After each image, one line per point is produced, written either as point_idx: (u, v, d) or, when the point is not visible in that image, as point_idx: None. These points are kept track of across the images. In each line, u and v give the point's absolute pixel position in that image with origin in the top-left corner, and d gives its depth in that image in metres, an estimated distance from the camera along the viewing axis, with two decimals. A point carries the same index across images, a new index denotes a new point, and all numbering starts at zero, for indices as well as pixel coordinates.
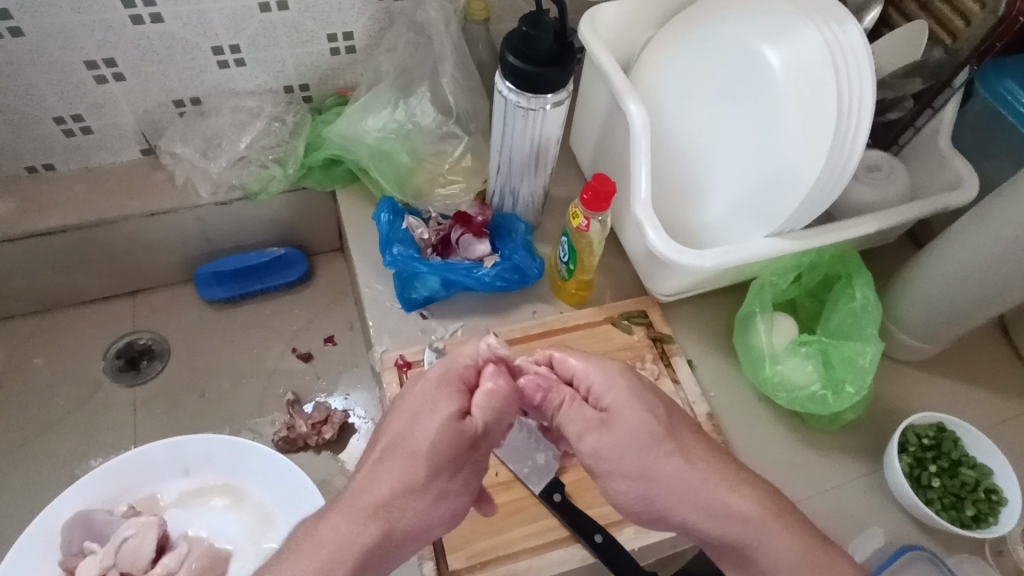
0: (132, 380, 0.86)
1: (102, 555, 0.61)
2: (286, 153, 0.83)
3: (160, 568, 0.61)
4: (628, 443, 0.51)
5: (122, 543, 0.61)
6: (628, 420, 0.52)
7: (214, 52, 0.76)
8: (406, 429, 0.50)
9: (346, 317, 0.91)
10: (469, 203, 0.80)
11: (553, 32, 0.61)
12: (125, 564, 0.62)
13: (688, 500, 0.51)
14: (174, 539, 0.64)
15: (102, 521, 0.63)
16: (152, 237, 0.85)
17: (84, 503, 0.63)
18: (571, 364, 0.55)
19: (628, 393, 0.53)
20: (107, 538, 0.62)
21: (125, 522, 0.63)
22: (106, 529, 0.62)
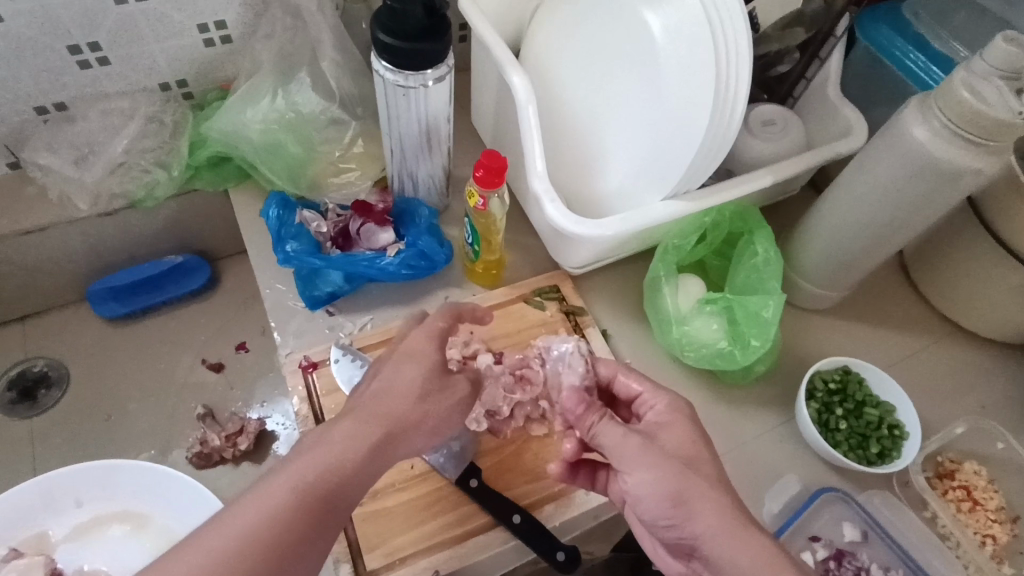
0: (28, 411, 0.80)
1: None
2: (169, 154, 0.78)
3: None
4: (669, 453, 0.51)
5: None
6: (674, 436, 0.53)
7: (71, 52, 0.70)
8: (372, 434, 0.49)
9: (259, 322, 0.88)
10: (369, 192, 0.77)
11: (422, 4, 0.57)
12: None
13: (695, 508, 0.48)
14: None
15: None
16: (31, 257, 0.79)
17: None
18: (635, 387, 0.59)
19: (683, 413, 0.55)
20: None
21: (4, 567, 0.58)
22: None
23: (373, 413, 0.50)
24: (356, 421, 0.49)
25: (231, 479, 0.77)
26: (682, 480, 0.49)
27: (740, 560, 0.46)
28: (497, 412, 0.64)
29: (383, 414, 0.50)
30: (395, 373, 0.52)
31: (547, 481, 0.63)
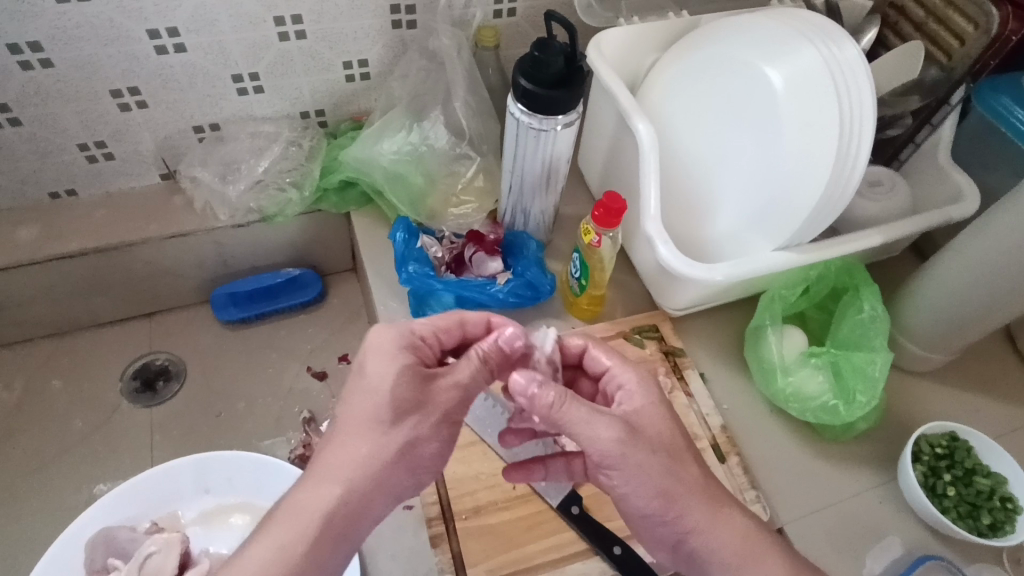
0: (149, 401, 0.87)
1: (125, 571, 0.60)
2: (302, 175, 0.85)
3: None
4: (654, 447, 0.52)
5: (145, 561, 0.61)
6: (654, 424, 0.54)
7: (234, 80, 0.78)
8: (346, 450, 0.49)
9: (361, 336, 0.93)
10: (482, 222, 0.82)
11: (563, 57, 0.64)
12: None
13: (680, 506, 0.52)
14: (196, 556, 0.64)
15: (125, 539, 0.62)
16: (171, 260, 0.87)
17: (101, 524, 0.63)
18: (604, 361, 0.60)
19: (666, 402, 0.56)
20: (131, 555, 0.62)
21: (147, 539, 0.63)
22: (130, 547, 0.62)
23: (367, 418, 0.50)
24: (355, 430, 0.50)
25: None
26: (669, 490, 0.52)
27: (733, 553, 0.51)
28: None
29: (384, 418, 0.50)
30: (378, 378, 0.51)
31: None
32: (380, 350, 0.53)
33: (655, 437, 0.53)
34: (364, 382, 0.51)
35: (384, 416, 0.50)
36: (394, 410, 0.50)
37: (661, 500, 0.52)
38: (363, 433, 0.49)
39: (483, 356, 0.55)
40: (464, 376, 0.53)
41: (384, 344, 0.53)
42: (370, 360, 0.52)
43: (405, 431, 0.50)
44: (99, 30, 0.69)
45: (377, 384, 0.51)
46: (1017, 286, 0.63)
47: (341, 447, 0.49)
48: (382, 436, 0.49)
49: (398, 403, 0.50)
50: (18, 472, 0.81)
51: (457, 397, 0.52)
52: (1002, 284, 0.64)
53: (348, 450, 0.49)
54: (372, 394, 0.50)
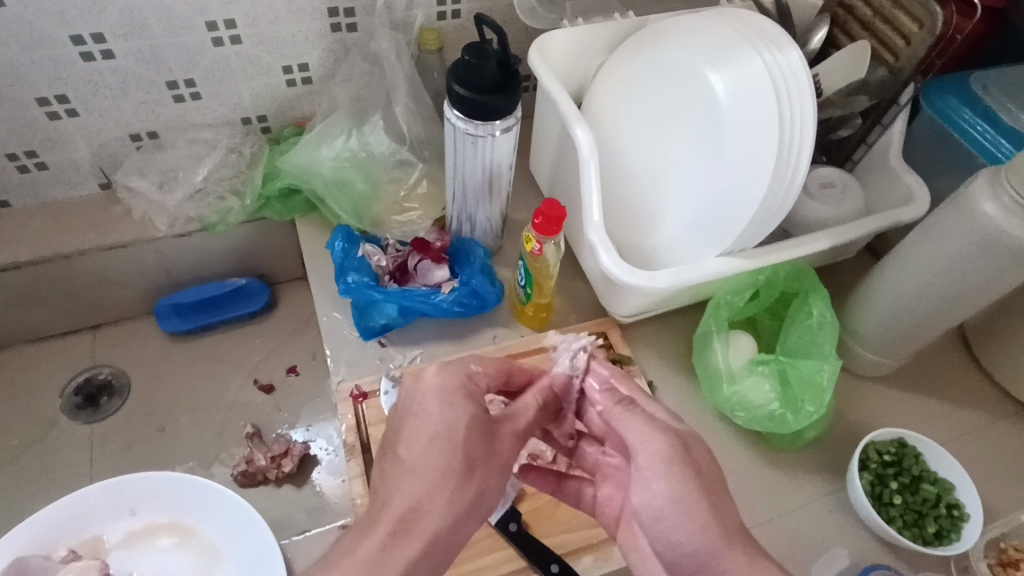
0: (90, 417, 0.84)
1: None
2: (243, 183, 0.83)
3: None
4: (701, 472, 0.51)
5: None
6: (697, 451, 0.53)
7: (169, 87, 0.76)
8: (417, 496, 0.48)
9: (310, 347, 0.91)
10: (429, 229, 0.80)
11: (496, 61, 0.62)
12: None
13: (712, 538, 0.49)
14: None
15: (38, 566, 0.59)
16: (110, 271, 0.84)
17: (16, 551, 0.60)
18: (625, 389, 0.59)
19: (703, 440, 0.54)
20: None
21: (63, 567, 0.60)
22: (43, 573, 0.59)
23: (439, 463, 0.49)
24: (430, 470, 0.49)
25: (271, 500, 0.78)
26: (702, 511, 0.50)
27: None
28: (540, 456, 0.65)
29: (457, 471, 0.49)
30: (448, 422, 0.51)
31: (586, 532, 0.62)
32: (454, 393, 0.53)
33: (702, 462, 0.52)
34: (443, 425, 0.51)
35: (455, 463, 0.49)
36: (457, 451, 0.50)
37: (692, 526, 0.50)
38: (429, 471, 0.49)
39: (529, 403, 0.58)
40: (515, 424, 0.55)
41: (457, 390, 0.53)
42: (446, 403, 0.52)
43: (478, 481, 0.49)
44: (20, 35, 0.67)
45: (448, 427, 0.51)
46: (961, 292, 0.62)
47: (410, 491, 0.48)
48: (453, 487, 0.49)
49: (471, 450, 0.50)
50: None
51: (517, 445, 0.54)
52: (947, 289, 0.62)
53: (418, 488, 0.48)
54: (442, 438, 0.50)
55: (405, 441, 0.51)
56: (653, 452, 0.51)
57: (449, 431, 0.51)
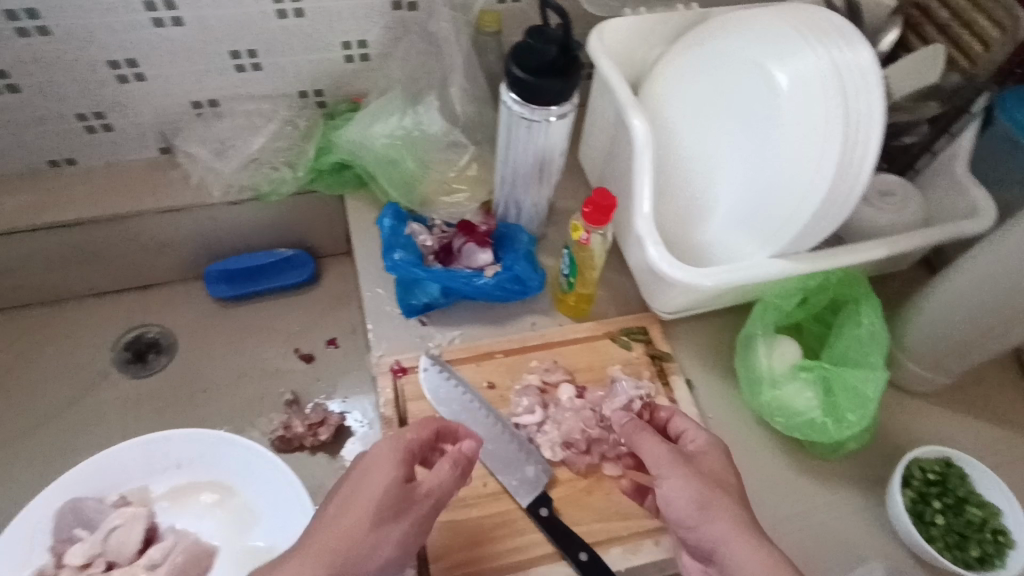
0: (138, 373, 0.87)
1: (89, 542, 0.60)
2: (297, 156, 0.84)
3: (145, 559, 0.61)
4: (711, 471, 0.56)
5: (110, 533, 0.61)
6: (705, 460, 0.57)
7: (232, 56, 0.77)
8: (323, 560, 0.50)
9: (350, 321, 0.93)
10: (474, 212, 0.81)
11: (558, 45, 0.61)
12: (113, 554, 0.61)
13: (711, 517, 0.53)
14: (161, 532, 0.63)
15: (92, 510, 0.62)
16: (165, 234, 0.87)
17: (71, 495, 0.63)
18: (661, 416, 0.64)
19: (717, 447, 0.59)
20: (96, 526, 0.62)
21: (113, 512, 0.62)
22: (96, 517, 0.62)
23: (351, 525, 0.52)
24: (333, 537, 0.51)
25: (306, 467, 0.80)
26: (709, 502, 0.54)
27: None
28: (573, 444, 0.65)
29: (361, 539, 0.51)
30: (364, 487, 0.53)
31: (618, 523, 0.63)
32: (370, 461, 0.55)
33: (708, 466, 0.57)
34: (360, 487, 0.53)
35: (362, 524, 0.52)
36: (380, 513, 0.52)
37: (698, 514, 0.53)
38: (342, 527, 0.52)
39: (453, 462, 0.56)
40: (433, 486, 0.55)
41: (375, 458, 0.55)
42: (362, 468, 0.55)
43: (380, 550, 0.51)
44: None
45: (366, 492, 0.53)
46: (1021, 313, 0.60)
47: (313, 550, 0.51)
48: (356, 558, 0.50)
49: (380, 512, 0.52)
50: (6, 434, 0.82)
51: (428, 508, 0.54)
52: (1006, 308, 0.61)
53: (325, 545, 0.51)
54: (360, 500, 0.53)
55: (336, 501, 0.54)
56: (665, 455, 0.57)
57: (361, 500, 0.53)
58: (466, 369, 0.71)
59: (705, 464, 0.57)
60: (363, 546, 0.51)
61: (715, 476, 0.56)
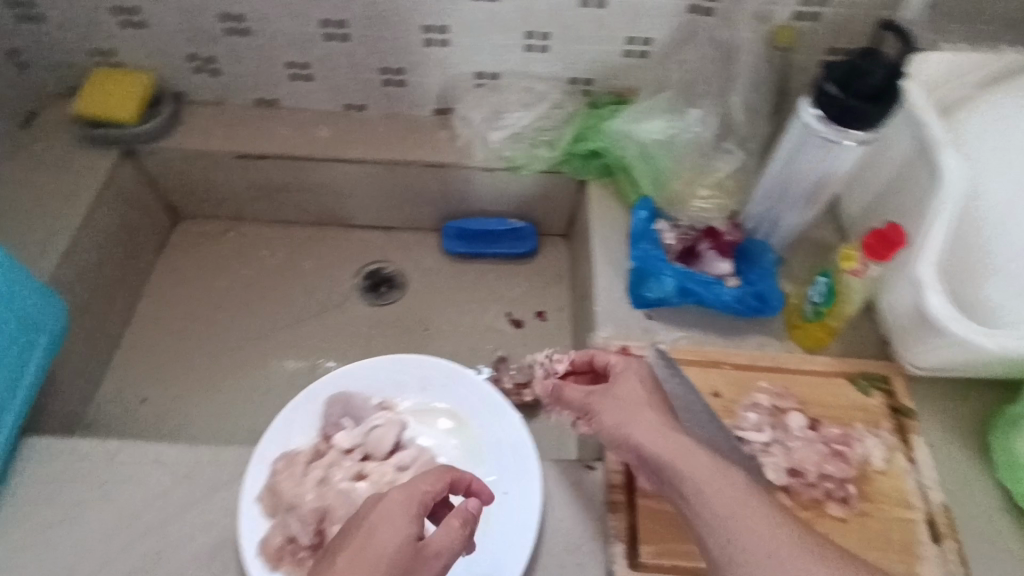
0: (374, 301, 0.99)
1: (354, 434, 0.67)
2: (557, 137, 0.90)
3: (396, 460, 0.66)
4: (638, 402, 0.61)
5: (370, 430, 0.68)
6: (624, 385, 0.63)
7: (527, 36, 0.84)
8: None
9: (560, 299, 0.99)
10: (721, 221, 0.81)
11: (887, 71, 0.58)
12: (370, 448, 0.67)
13: (746, 513, 0.51)
14: (406, 442, 0.69)
15: (358, 405, 0.70)
16: (423, 186, 0.97)
17: (340, 388, 0.71)
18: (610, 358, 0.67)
19: (639, 368, 0.65)
20: (358, 421, 0.69)
21: (374, 413, 0.70)
22: (360, 413, 0.70)
23: None
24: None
25: None
26: (668, 431, 0.57)
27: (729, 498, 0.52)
28: (800, 474, 0.65)
29: None
30: (379, 539, 0.48)
31: None
32: (378, 518, 0.50)
33: (637, 393, 0.62)
34: (372, 534, 0.49)
35: None
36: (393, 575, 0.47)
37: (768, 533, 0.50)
38: None
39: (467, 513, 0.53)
40: (443, 546, 0.50)
41: (385, 513, 0.50)
42: (366, 525, 0.49)
43: None
44: None
45: (384, 544, 0.48)
46: None
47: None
48: None
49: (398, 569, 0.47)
50: (266, 327, 0.96)
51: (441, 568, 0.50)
52: None
53: None
54: (374, 555, 0.47)
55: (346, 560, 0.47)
56: (600, 392, 0.64)
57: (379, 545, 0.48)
58: (694, 370, 0.72)
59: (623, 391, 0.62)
60: None
61: (656, 404, 0.61)
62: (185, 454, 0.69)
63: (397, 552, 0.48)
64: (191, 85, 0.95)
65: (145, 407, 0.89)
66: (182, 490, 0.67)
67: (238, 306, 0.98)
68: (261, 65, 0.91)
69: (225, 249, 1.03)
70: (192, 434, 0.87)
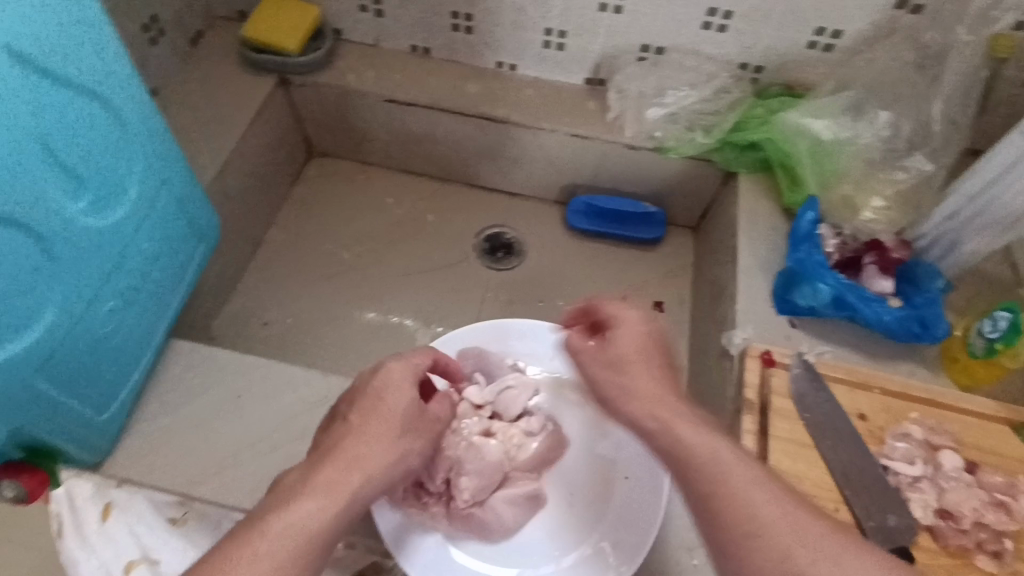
0: (491, 263, 0.98)
1: (487, 391, 0.68)
2: (715, 123, 0.86)
3: (524, 424, 0.66)
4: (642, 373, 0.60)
5: (503, 390, 0.68)
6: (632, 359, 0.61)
7: (708, 13, 0.80)
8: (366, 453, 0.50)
9: (680, 293, 0.95)
10: (888, 236, 0.74)
11: None
12: (499, 407, 0.68)
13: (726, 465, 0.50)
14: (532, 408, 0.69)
15: (495, 362, 0.70)
16: (560, 154, 0.95)
17: (476, 343, 0.70)
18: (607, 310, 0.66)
19: (637, 324, 0.63)
20: (491, 378, 0.70)
21: (509, 372, 0.70)
22: (496, 371, 0.70)
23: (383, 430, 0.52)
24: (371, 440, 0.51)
25: None
26: (656, 413, 0.56)
27: (770, 515, 0.47)
28: (951, 517, 0.60)
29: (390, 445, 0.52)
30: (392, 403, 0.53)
31: None
32: (391, 381, 0.54)
33: (640, 369, 0.60)
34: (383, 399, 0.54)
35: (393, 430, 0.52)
36: (403, 425, 0.53)
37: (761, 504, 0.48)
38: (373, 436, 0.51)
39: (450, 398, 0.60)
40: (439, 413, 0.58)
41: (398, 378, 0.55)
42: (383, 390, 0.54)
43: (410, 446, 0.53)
44: None
45: (392, 403, 0.53)
46: None
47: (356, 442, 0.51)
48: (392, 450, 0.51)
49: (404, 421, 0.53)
50: (384, 272, 0.97)
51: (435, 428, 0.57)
52: None
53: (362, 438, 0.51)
54: (386, 413, 0.53)
55: (361, 412, 0.53)
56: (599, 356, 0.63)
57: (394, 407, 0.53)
58: (840, 387, 0.68)
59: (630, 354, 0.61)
60: (387, 454, 0.51)
61: (658, 377, 0.60)
62: (315, 379, 0.71)
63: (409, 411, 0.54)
64: (351, 22, 0.95)
65: (266, 330, 0.91)
66: (312, 417, 0.69)
67: (360, 247, 0.99)
68: (424, 11, 0.90)
69: (352, 190, 1.05)
70: (306, 362, 0.89)
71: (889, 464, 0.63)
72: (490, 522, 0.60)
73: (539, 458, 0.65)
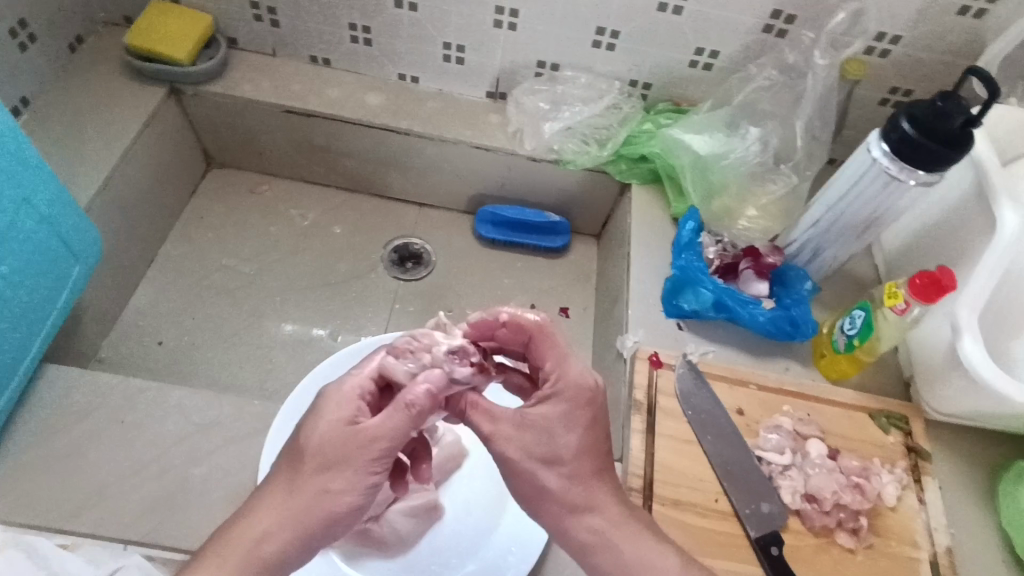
0: (399, 274, 0.98)
1: None
2: (609, 136, 0.90)
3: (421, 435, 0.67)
4: (580, 455, 0.52)
5: None
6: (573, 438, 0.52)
7: (597, 32, 0.84)
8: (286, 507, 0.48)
9: (585, 298, 0.99)
10: (762, 243, 0.80)
11: (965, 116, 0.57)
12: None
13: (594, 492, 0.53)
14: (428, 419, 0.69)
15: None
16: (464, 166, 0.96)
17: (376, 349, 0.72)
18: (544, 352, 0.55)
19: (571, 387, 0.53)
20: None
21: None
22: None
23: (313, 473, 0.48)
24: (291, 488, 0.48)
25: None
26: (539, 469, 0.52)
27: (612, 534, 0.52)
28: (816, 500, 0.65)
29: (319, 490, 0.48)
30: (321, 434, 0.49)
31: None
32: (327, 420, 0.49)
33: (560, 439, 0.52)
34: (309, 433, 0.49)
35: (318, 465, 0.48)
36: (326, 461, 0.48)
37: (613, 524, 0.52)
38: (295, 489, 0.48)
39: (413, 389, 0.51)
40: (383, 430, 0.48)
41: (333, 414, 0.50)
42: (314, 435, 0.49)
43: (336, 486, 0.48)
44: None
45: (316, 437, 0.49)
46: None
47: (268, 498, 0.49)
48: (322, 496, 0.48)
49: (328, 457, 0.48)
50: (289, 286, 0.95)
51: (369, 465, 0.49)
52: None
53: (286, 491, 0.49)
54: (312, 447, 0.49)
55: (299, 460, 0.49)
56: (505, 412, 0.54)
57: (321, 446, 0.49)
58: (721, 386, 0.73)
59: (585, 450, 0.52)
60: (316, 497, 0.48)
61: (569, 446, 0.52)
62: (207, 401, 0.69)
63: (333, 446, 0.49)
64: (247, 32, 0.93)
65: (161, 349, 0.88)
66: (202, 440, 0.67)
67: (263, 260, 0.97)
68: (321, 23, 0.90)
69: (255, 203, 1.02)
70: (203, 382, 0.85)
71: (762, 454, 0.67)
72: (386, 537, 0.61)
73: (433, 468, 0.65)
